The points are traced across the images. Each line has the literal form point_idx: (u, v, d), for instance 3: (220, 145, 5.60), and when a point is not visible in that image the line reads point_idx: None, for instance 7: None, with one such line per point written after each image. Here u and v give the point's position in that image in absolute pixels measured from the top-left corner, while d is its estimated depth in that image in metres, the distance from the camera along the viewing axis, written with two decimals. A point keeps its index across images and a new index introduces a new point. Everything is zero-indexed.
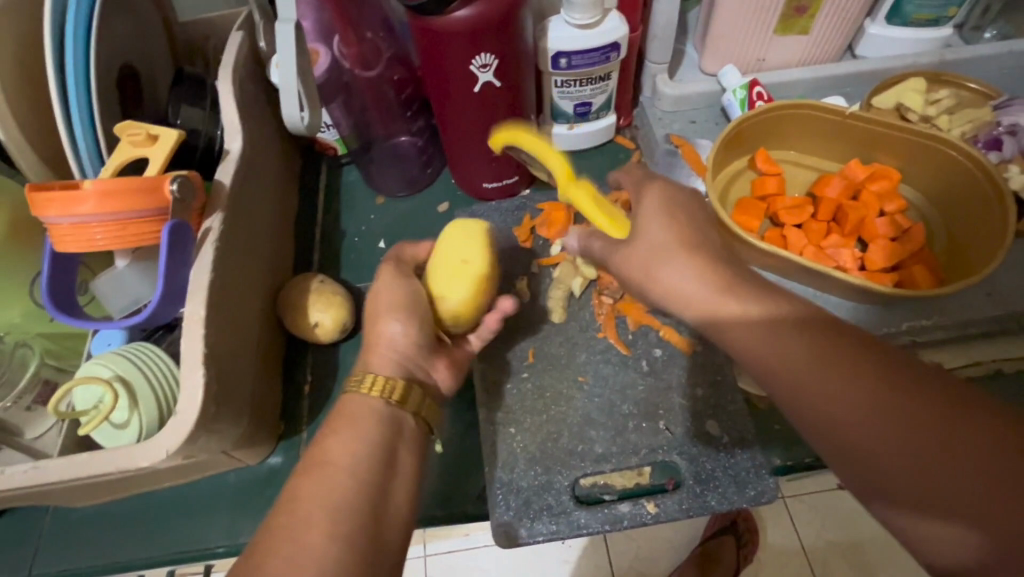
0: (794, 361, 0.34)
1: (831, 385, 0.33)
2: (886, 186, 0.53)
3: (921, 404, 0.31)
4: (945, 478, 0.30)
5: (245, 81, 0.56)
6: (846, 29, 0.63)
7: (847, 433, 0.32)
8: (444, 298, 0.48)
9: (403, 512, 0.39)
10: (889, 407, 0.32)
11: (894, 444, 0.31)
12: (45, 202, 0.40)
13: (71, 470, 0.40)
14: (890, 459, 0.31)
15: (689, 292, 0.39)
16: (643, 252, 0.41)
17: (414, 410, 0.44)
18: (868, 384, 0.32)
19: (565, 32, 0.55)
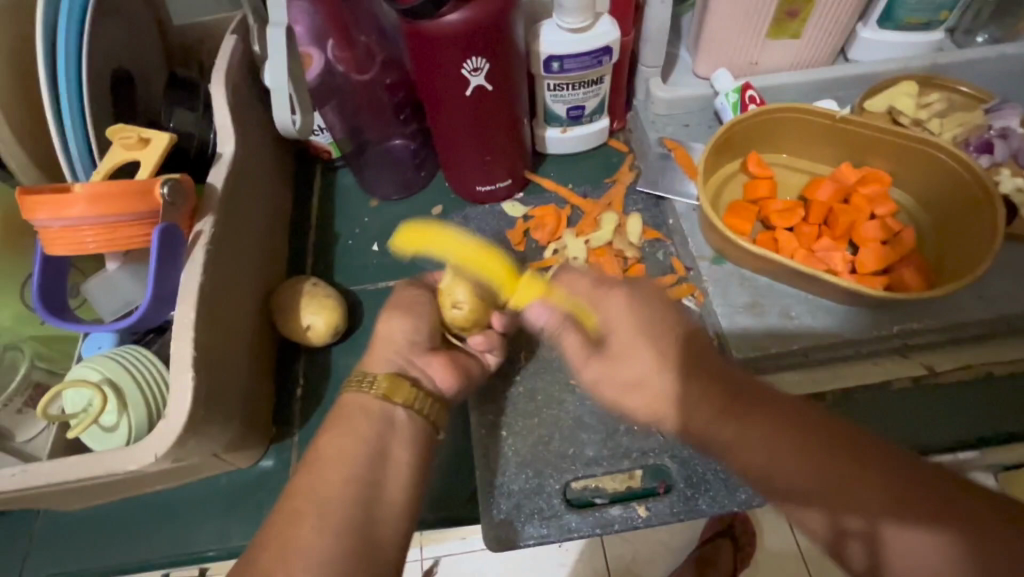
0: (758, 447, 0.36)
1: (789, 452, 0.35)
2: (877, 189, 0.53)
3: (879, 450, 0.34)
4: (923, 512, 0.32)
5: (238, 84, 0.56)
6: (838, 32, 0.64)
7: (822, 489, 0.34)
8: (458, 287, 0.49)
9: (392, 517, 0.39)
10: (850, 458, 0.34)
11: (861, 490, 0.33)
12: (36, 205, 0.40)
13: (60, 473, 0.40)
14: (868, 502, 0.33)
15: (651, 373, 0.40)
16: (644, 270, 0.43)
17: (404, 403, 0.44)
18: (821, 442, 0.35)
19: (557, 36, 0.56)
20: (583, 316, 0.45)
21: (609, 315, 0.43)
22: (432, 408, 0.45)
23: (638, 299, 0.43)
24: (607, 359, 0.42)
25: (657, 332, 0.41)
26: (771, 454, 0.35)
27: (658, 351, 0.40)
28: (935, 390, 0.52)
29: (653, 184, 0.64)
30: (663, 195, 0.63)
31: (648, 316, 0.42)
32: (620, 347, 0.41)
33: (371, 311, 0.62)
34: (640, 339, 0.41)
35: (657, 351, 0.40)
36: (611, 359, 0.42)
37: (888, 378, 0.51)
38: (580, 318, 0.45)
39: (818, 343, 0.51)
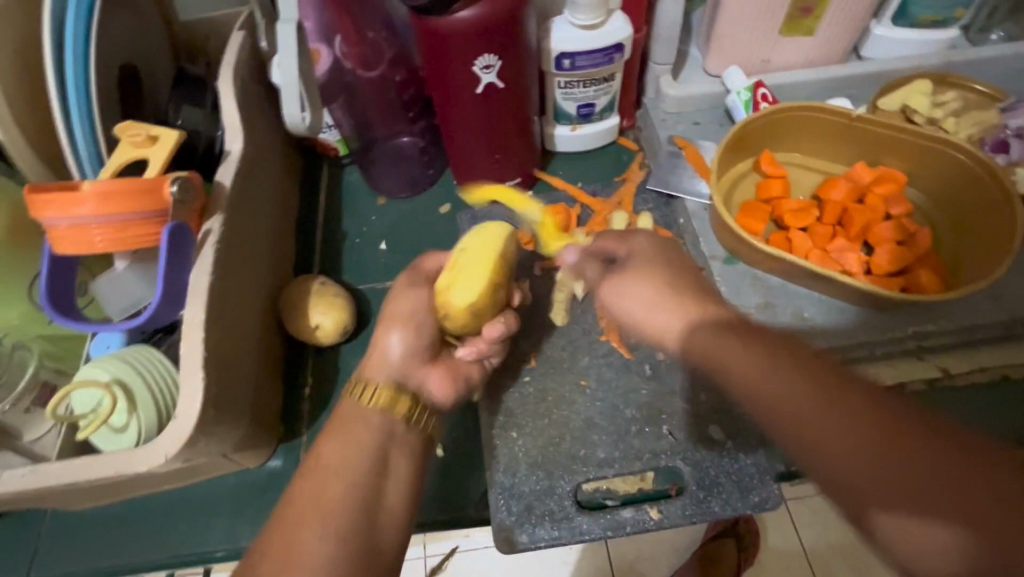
0: (757, 363, 0.35)
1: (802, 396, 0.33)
2: (892, 189, 0.52)
3: (903, 416, 0.30)
4: (973, 498, 0.27)
5: (245, 81, 0.55)
6: (851, 29, 0.63)
7: (818, 439, 0.31)
8: (453, 291, 0.44)
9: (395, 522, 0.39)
10: (866, 416, 0.31)
11: (864, 450, 0.30)
12: (45, 203, 0.40)
13: (70, 474, 0.39)
14: (875, 471, 0.30)
15: (662, 301, 0.41)
16: (640, 281, 0.43)
17: (405, 415, 0.44)
18: (838, 391, 0.32)
19: (568, 33, 0.55)
20: (608, 249, 0.47)
21: (632, 247, 0.46)
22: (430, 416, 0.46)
23: (656, 237, 0.46)
24: (623, 283, 0.44)
25: (672, 271, 0.43)
26: (773, 390, 0.33)
27: (671, 278, 0.42)
28: (951, 392, 0.51)
29: (663, 183, 0.63)
30: (674, 194, 0.62)
31: (663, 254, 0.44)
32: (631, 274, 0.44)
33: (379, 310, 0.62)
34: (658, 268, 0.43)
35: (668, 273, 0.43)
36: (624, 274, 0.44)
37: (904, 379, 0.51)
38: (603, 257, 0.48)
39: (831, 344, 0.51)
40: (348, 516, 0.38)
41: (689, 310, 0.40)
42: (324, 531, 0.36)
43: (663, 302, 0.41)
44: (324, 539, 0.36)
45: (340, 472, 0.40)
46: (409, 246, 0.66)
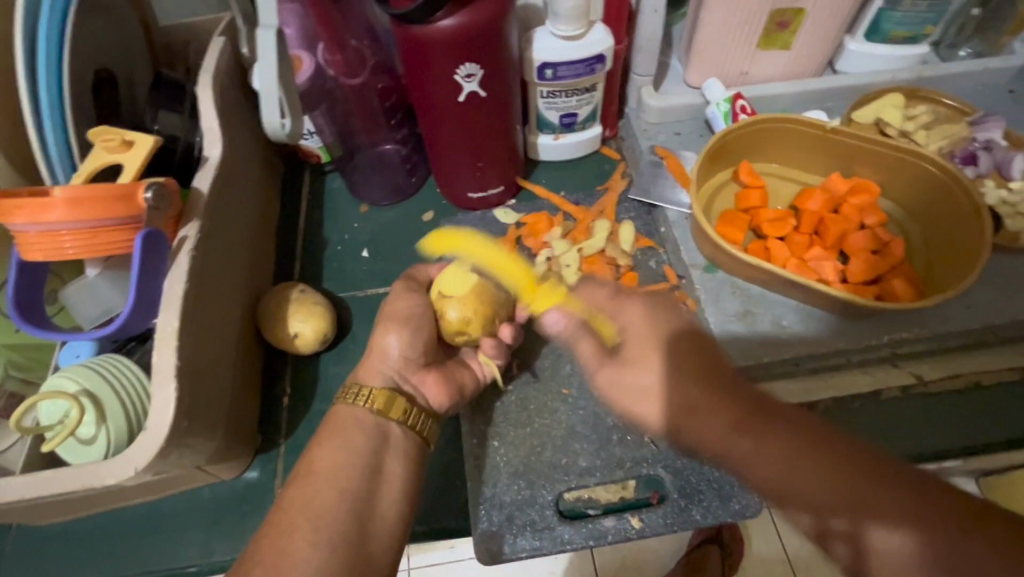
0: (756, 428, 0.35)
1: (790, 452, 0.34)
2: (867, 199, 0.53)
3: (864, 450, 0.33)
4: (916, 526, 0.31)
5: (225, 86, 0.55)
6: (827, 43, 0.64)
7: (810, 490, 0.33)
8: (450, 301, 0.47)
9: (381, 536, 0.39)
10: (843, 455, 0.33)
11: (841, 484, 0.33)
12: (12, 209, 0.38)
13: (34, 488, 0.38)
14: (864, 505, 0.32)
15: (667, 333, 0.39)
16: (658, 299, 0.41)
17: (399, 418, 0.44)
18: (806, 435, 0.34)
19: (551, 43, 0.55)
20: (607, 286, 0.44)
21: (628, 320, 0.40)
22: (423, 418, 0.46)
23: (653, 300, 0.40)
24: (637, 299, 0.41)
25: (671, 331, 0.39)
26: (763, 455, 0.34)
27: (668, 330, 0.39)
28: (924, 398, 0.54)
29: (645, 193, 0.64)
30: (655, 203, 0.63)
31: (670, 326, 0.39)
32: (635, 356, 0.38)
33: (360, 319, 0.61)
34: (655, 340, 0.38)
35: (667, 309, 0.40)
36: (626, 367, 0.39)
37: (879, 387, 0.52)
38: None
39: (808, 352, 0.51)
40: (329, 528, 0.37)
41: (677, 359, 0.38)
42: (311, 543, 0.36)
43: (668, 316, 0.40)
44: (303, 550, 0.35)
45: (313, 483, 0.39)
46: (391, 253, 0.65)
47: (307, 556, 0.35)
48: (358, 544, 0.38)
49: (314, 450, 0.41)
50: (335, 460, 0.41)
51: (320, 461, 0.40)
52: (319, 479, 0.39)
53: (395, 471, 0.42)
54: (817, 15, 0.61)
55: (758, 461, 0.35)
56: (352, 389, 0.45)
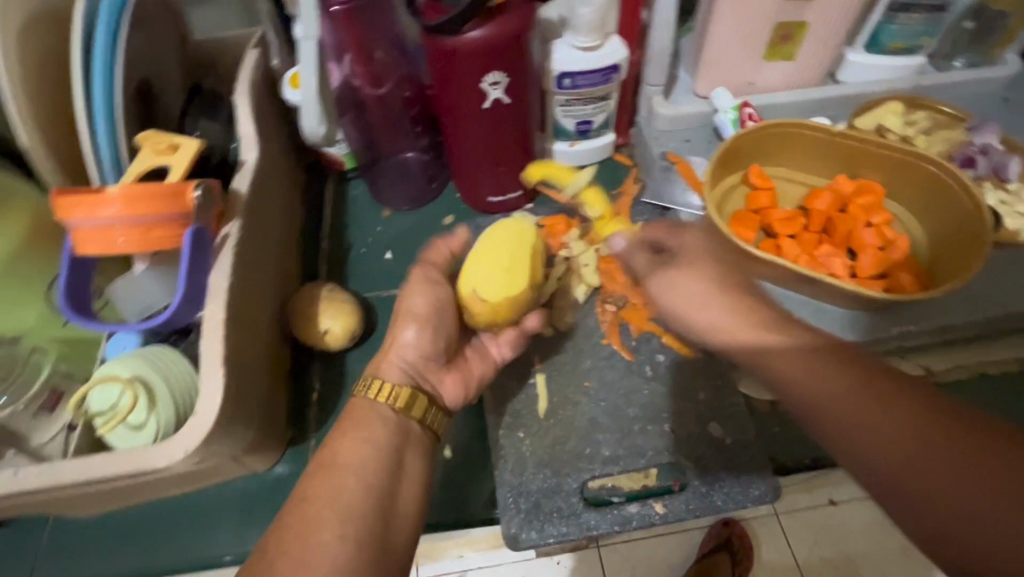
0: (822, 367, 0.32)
1: (866, 399, 0.30)
2: (872, 199, 0.55)
3: (953, 418, 0.28)
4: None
5: (260, 95, 0.58)
6: (828, 54, 0.68)
7: (899, 463, 0.28)
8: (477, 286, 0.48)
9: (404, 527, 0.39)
10: (951, 435, 0.28)
11: (937, 466, 0.27)
12: (71, 206, 0.41)
13: (88, 472, 0.40)
14: (968, 496, 0.26)
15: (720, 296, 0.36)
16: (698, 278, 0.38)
17: (420, 417, 0.45)
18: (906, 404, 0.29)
19: (569, 54, 0.58)
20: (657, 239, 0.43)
21: (685, 241, 0.41)
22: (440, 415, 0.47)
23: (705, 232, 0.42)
24: None
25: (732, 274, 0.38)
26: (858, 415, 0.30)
27: (734, 289, 0.37)
28: (934, 386, 0.56)
29: (658, 197, 0.67)
30: (669, 207, 0.67)
31: (713, 249, 0.40)
32: (685, 264, 0.39)
33: (385, 317, 0.63)
34: (709, 258, 0.39)
35: (728, 283, 0.37)
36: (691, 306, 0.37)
37: (890, 376, 0.55)
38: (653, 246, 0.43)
39: None
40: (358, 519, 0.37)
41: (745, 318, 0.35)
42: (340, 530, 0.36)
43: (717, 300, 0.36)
44: (330, 541, 0.35)
45: (334, 476, 0.39)
46: (413, 255, 0.68)
47: (338, 549, 0.35)
48: (386, 534, 0.38)
49: (336, 442, 0.41)
50: (358, 454, 0.41)
51: (345, 455, 0.40)
52: (344, 472, 0.39)
53: (416, 468, 0.43)
54: (819, 27, 0.64)
55: (834, 409, 0.31)
56: (367, 383, 0.46)
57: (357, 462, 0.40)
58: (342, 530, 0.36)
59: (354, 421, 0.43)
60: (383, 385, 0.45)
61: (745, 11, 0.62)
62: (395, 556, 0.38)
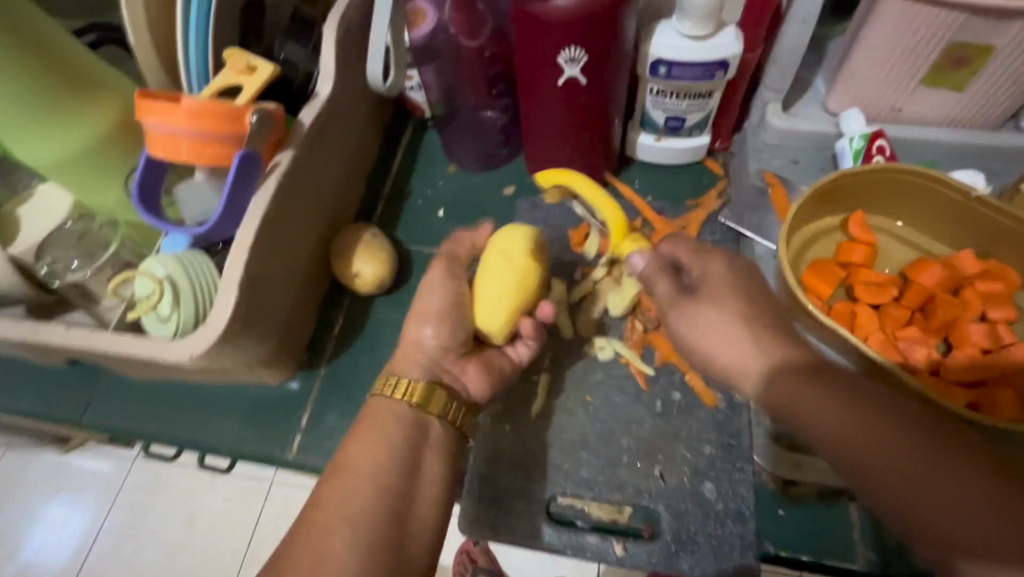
0: (833, 398, 0.35)
1: (869, 416, 0.34)
2: (998, 288, 0.45)
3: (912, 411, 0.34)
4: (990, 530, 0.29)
5: (351, 27, 0.57)
6: (1012, 93, 0.54)
7: (899, 472, 0.32)
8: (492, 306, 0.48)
9: (423, 532, 0.40)
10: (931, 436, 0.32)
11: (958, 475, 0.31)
12: (148, 107, 0.44)
13: (116, 346, 0.45)
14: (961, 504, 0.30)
15: (736, 335, 0.39)
16: (716, 312, 0.41)
17: (437, 413, 0.45)
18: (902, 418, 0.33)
19: (671, 39, 0.51)
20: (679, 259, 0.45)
21: (706, 269, 0.43)
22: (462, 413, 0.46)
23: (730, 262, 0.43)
24: None
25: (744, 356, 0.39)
26: (852, 433, 0.34)
27: (753, 332, 0.39)
28: None
29: (738, 219, 0.60)
30: (745, 233, 0.59)
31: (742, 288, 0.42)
32: (704, 316, 0.41)
33: (420, 272, 0.64)
34: (732, 297, 0.41)
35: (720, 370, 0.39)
36: (701, 303, 0.41)
37: None
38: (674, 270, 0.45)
39: None
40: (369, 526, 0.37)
41: (757, 343, 0.39)
42: (352, 539, 0.37)
43: (731, 330, 0.40)
44: (341, 551, 0.36)
45: (347, 478, 0.39)
46: (465, 218, 0.67)
47: (343, 557, 0.36)
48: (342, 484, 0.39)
49: None
50: (369, 459, 0.41)
51: (362, 455, 0.41)
52: None
53: (432, 469, 0.43)
54: (1009, 56, 0.51)
55: (836, 425, 0.34)
56: (387, 379, 0.46)
57: (379, 463, 0.40)
58: (353, 536, 0.37)
59: (371, 423, 0.43)
60: (400, 384, 0.45)
61: (917, 22, 0.50)
62: (410, 563, 0.38)
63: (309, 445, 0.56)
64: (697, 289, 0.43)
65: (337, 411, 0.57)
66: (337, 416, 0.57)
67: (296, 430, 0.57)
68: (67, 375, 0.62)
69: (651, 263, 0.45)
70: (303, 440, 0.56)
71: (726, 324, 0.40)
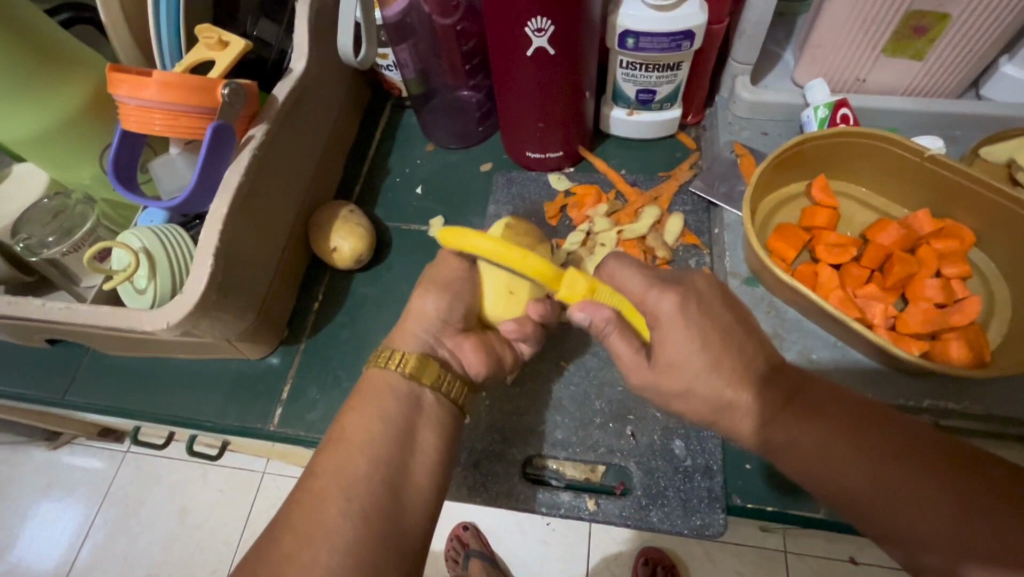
0: (803, 434, 0.35)
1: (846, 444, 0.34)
2: (952, 246, 0.47)
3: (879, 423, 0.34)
4: (987, 539, 0.29)
5: (325, 4, 0.57)
6: (969, 61, 0.56)
7: (897, 503, 0.31)
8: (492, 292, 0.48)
9: (417, 501, 0.39)
10: (901, 457, 0.32)
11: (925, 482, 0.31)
12: (117, 80, 0.44)
13: (94, 317, 0.46)
14: (942, 504, 0.30)
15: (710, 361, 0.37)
16: (682, 348, 0.38)
17: (431, 384, 0.44)
18: (867, 430, 0.34)
19: (638, 11, 0.53)
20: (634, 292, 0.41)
21: (677, 269, 0.43)
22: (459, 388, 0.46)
23: None
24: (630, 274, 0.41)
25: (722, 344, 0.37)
26: (834, 463, 0.33)
27: (710, 354, 0.37)
28: None
29: (709, 189, 0.61)
30: (715, 203, 0.61)
31: (716, 286, 0.41)
32: (664, 354, 0.38)
33: (398, 248, 0.65)
34: (694, 338, 0.37)
35: (708, 351, 0.37)
36: (658, 351, 0.39)
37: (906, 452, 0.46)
38: (630, 310, 0.42)
39: None
40: (364, 494, 0.37)
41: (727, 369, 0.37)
42: (345, 508, 0.37)
43: (705, 364, 0.37)
44: (333, 519, 0.36)
45: (344, 449, 0.39)
46: (443, 195, 0.68)
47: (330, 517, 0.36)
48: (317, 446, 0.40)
49: None
50: (366, 427, 0.41)
51: (358, 421, 0.41)
52: None
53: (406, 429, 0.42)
54: (965, 24, 0.52)
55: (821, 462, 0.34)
56: (385, 352, 0.46)
57: (375, 432, 0.41)
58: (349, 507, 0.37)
59: (366, 396, 0.43)
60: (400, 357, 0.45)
61: None
62: (404, 535, 0.38)
63: (290, 417, 0.57)
64: (652, 345, 0.40)
65: (317, 384, 0.58)
66: (318, 389, 0.58)
67: (278, 403, 0.58)
68: (50, 356, 0.63)
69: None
70: (285, 413, 0.57)
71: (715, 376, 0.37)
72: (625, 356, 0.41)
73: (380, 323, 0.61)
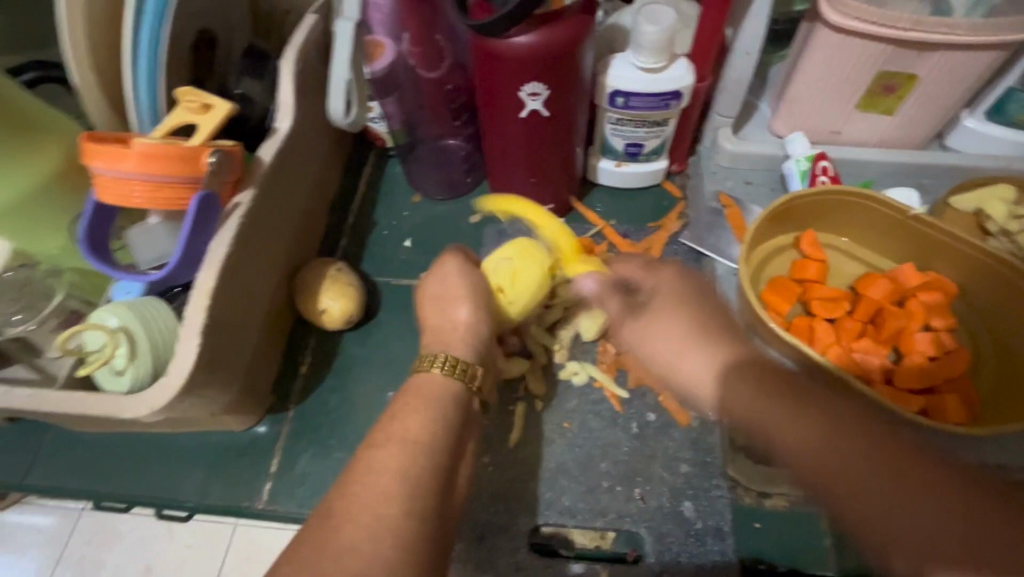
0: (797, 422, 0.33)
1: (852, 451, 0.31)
2: (938, 298, 0.49)
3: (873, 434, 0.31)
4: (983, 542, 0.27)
5: (310, 62, 0.56)
6: (936, 116, 0.59)
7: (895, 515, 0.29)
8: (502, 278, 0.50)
9: None
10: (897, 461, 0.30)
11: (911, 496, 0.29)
12: (95, 153, 0.42)
13: (66, 405, 0.43)
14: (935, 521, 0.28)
15: (689, 349, 0.39)
16: (668, 326, 0.40)
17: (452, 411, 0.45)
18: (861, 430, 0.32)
19: (627, 73, 0.54)
20: (632, 277, 0.45)
21: (658, 281, 0.43)
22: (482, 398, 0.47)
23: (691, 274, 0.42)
24: (647, 326, 0.41)
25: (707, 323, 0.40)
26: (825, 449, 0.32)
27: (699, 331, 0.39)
28: None
29: (698, 239, 0.62)
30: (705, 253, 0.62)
31: (692, 294, 0.42)
32: (658, 313, 0.41)
33: (388, 304, 0.63)
34: (684, 309, 0.40)
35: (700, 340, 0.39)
36: (650, 318, 0.42)
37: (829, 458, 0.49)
38: (628, 290, 0.45)
39: None
40: None
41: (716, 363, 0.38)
42: None
43: (689, 348, 0.39)
44: None
45: None
46: (432, 247, 0.67)
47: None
48: None
49: None
50: (417, 432, 0.38)
51: (416, 428, 0.38)
52: None
53: None
54: (931, 84, 0.55)
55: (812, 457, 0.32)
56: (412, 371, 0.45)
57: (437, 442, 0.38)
58: None
59: None
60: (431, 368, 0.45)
61: (849, 52, 0.54)
62: None
63: (280, 492, 0.54)
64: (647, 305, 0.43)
65: (308, 454, 0.55)
66: (308, 459, 0.55)
67: (266, 477, 0.55)
68: (10, 434, 0.58)
69: (604, 283, 0.46)
70: (273, 487, 0.54)
71: (680, 345, 0.39)
72: (615, 326, 0.45)
73: (373, 383, 0.59)
